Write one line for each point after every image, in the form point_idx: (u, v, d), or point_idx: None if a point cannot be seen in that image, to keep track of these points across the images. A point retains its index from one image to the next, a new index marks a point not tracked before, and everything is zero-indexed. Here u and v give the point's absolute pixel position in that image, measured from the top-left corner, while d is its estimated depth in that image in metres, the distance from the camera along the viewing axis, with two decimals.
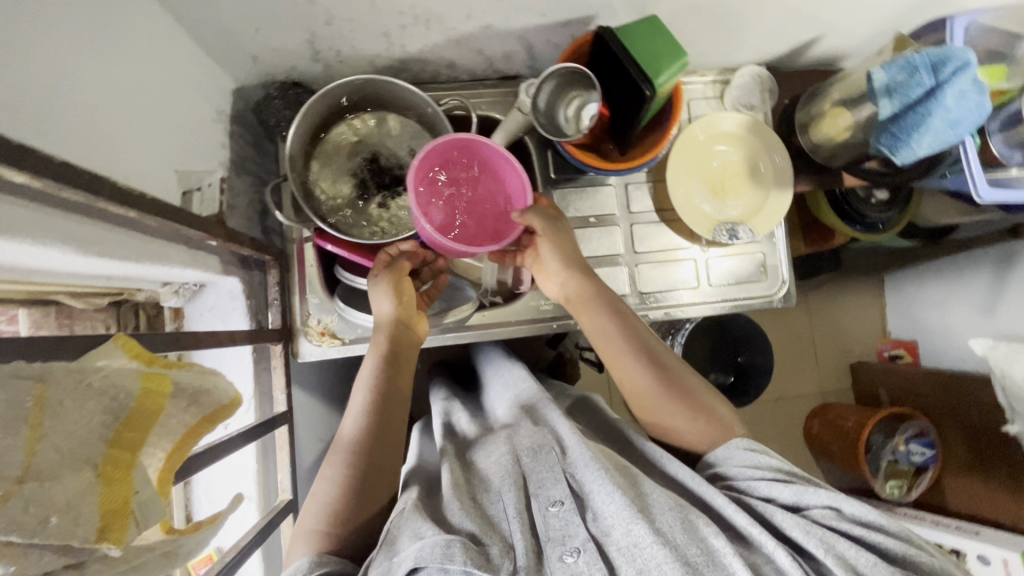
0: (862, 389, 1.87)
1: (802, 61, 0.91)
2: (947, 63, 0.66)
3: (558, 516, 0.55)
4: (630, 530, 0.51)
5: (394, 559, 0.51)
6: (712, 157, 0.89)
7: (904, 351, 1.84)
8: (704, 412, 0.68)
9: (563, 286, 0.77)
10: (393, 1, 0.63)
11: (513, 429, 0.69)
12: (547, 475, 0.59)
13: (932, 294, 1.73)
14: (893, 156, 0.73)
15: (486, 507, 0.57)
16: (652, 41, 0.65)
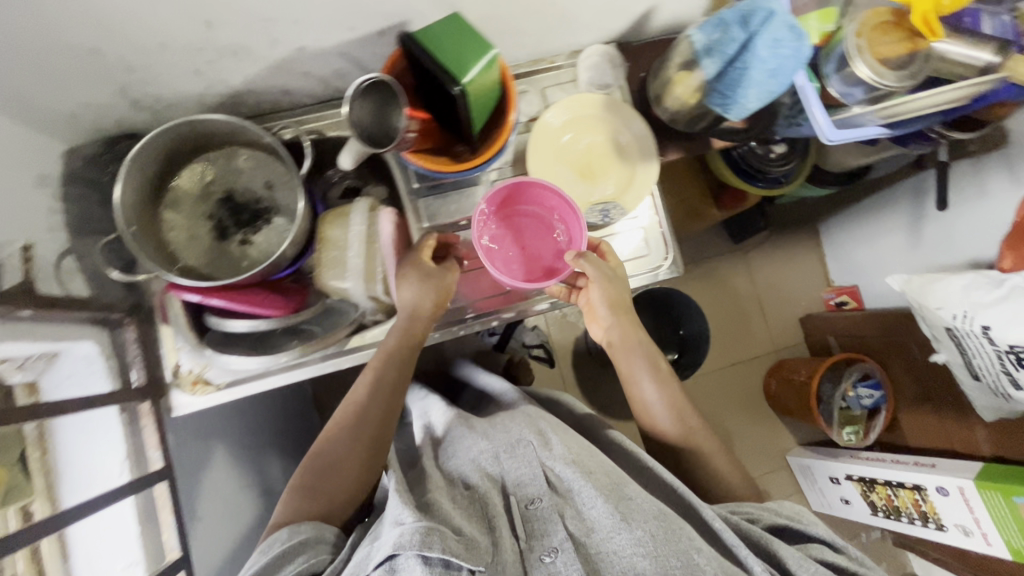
0: (814, 340, 1.88)
1: (649, 31, 0.92)
2: (754, 14, 0.67)
3: (539, 514, 0.67)
4: (610, 537, 0.63)
5: (377, 544, 0.60)
6: (575, 142, 0.88)
7: (848, 298, 1.80)
8: (685, 428, 0.84)
9: (607, 330, 0.88)
10: (185, 39, 0.62)
11: (496, 434, 0.81)
12: (526, 470, 0.73)
13: (861, 236, 1.74)
14: (727, 113, 0.73)
15: (466, 507, 0.69)
16: (456, 40, 0.65)
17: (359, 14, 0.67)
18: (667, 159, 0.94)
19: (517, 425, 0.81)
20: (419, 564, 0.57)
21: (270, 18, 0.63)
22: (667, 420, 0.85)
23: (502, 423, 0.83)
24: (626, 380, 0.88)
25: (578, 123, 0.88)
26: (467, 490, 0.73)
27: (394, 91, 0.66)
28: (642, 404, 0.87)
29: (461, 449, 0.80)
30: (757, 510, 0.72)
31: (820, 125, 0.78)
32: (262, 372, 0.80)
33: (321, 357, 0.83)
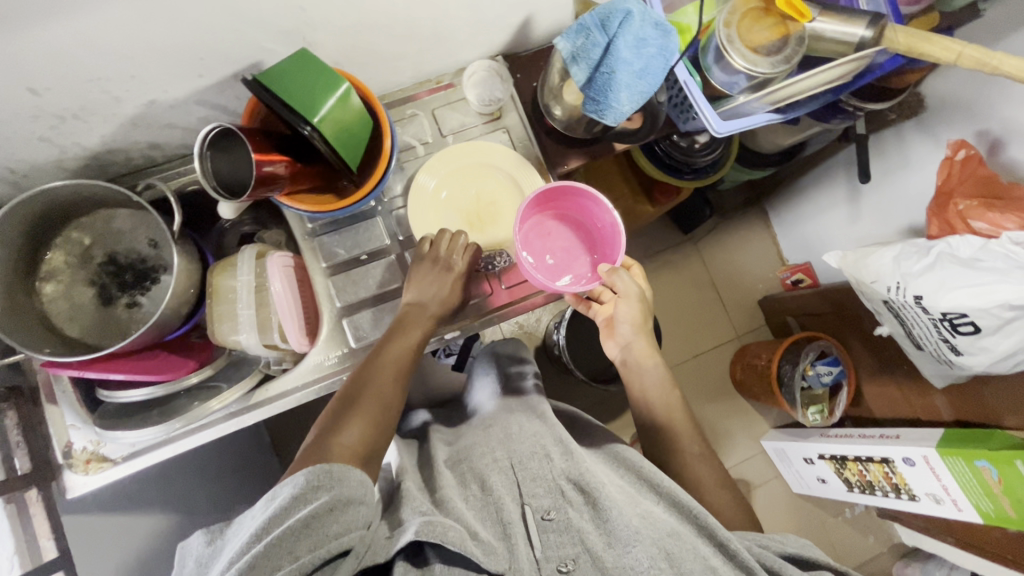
0: (774, 322, 1.87)
1: (535, 41, 0.90)
2: (612, 16, 0.65)
3: (553, 528, 0.64)
4: (630, 551, 0.60)
5: (396, 534, 0.57)
6: (461, 192, 0.86)
7: (802, 275, 1.77)
8: (698, 454, 0.80)
9: (624, 345, 0.85)
10: (13, 108, 0.59)
11: (514, 435, 0.80)
12: (541, 485, 0.69)
13: (805, 213, 1.74)
14: (603, 118, 0.71)
15: (481, 513, 0.67)
16: (303, 77, 0.62)
17: (204, 61, 0.64)
18: (571, 167, 0.92)
19: (529, 428, 0.80)
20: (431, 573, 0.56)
21: (102, 76, 0.60)
22: (679, 444, 0.81)
23: (516, 426, 0.81)
24: (635, 393, 0.85)
25: (462, 173, 0.86)
26: (481, 492, 0.70)
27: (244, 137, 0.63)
28: (656, 416, 0.83)
29: (474, 459, 0.76)
30: (772, 541, 0.67)
31: (707, 117, 0.75)
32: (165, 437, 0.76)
33: (227, 412, 0.79)
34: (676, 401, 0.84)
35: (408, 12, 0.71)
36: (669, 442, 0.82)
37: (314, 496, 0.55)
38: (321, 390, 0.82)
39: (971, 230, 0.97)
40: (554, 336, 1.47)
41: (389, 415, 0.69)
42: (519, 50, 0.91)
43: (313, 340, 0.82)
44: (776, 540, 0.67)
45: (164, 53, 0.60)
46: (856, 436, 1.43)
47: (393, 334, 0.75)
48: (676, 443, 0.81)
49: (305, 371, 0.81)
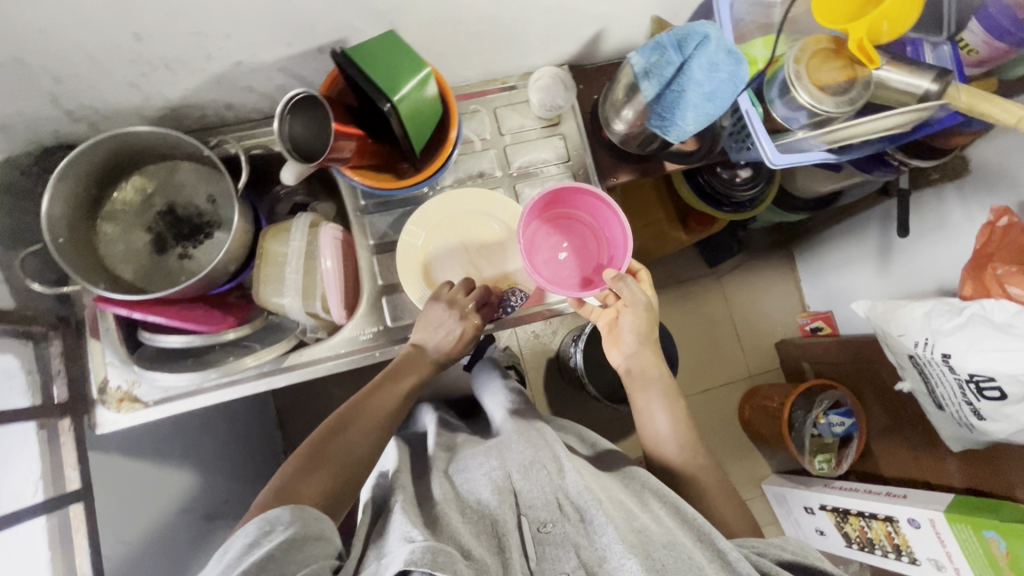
0: (789, 366, 1.86)
1: (603, 55, 0.93)
2: (688, 38, 0.67)
3: (549, 538, 0.66)
4: (623, 564, 0.61)
5: (383, 561, 0.58)
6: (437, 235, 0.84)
7: (824, 323, 1.78)
8: (705, 474, 0.80)
9: (628, 356, 0.85)
10: (114, 51, 0.62)
11: (506, 446, 0.79)
12: (537, 495, 0.70)
13: (833, 262, 1.74)
14: (666, 135, 0.73)
15: (474, 520, 0.67)
16: (388, 57, 0.64)
17: (296, 29, 0.67)
18: (619, 180, 0.94)
19: (532, 442, 0.79)
20: None
21: (202, 31, 0.63)
22: (687, 467, 0.81)
23: (513, 442, 0.79)
24: (642, 409, 0.85)
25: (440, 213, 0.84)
26: (477, 500, 0.71)
27: (324, 107, 0.66)
28: (658, 438, 0.83)
29: (471, 469, 0.76)
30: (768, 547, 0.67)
31: (765, 148, 0.78)
32: (198, 387, 0.78)
33: (258, 372, 0.80)
34: (677, 418, 0.83)
35: (492, 11, 0.74)
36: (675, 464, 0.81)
37: (273, 529, 0.54)
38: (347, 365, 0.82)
39: (1006, 295, 0.95)
40: (571, 349, 1.47)
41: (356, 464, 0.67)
42: (585, 62, 0.93)
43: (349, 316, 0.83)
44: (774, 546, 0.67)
45: (262, 17, 0.63)
46: (861, 491, 1.42)
47: (377, 388, 0.75)
48: (682, 466, 0.81)
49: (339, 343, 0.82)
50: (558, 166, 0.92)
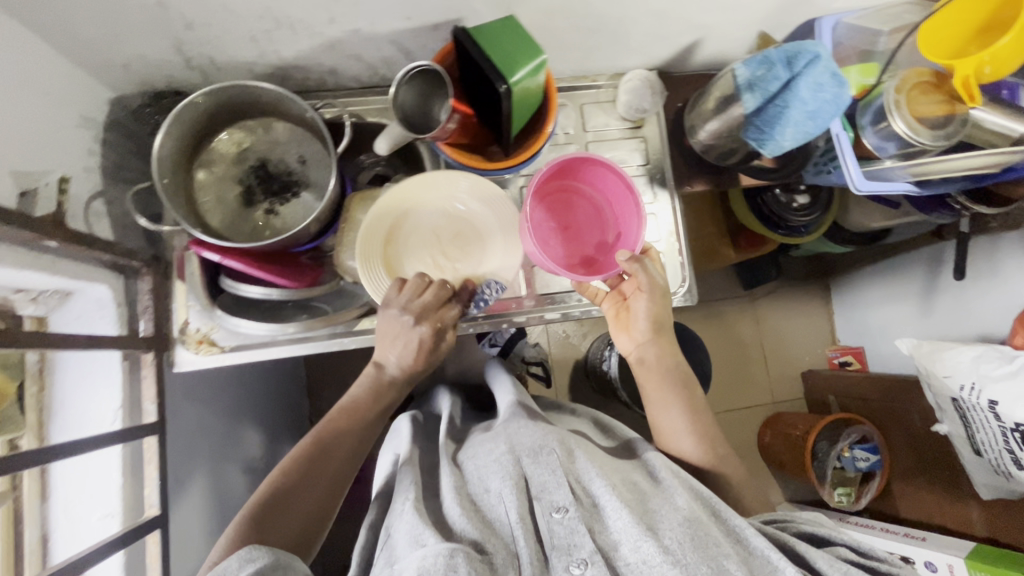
0: (813, 397, 1.86)
1: (692, 65, 0.94)
2: (800, 56, 0.68)
3: (562, 522, 0.59)
4: (640, 546, 0.55)
5: (397, 566, 0.57)
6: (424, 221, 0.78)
7: (853, 359, 1.82)
8: (723, 463, 0.75)
9: (640, 347, 0.81)
10: (247, 5, 0.64)
11: (512, 428, 0.73)
12: (549, 477, 0.63)
13: (872, 298, 1.74)
14: (762, 149, 0.74)
15: (487, 512, 0.62)
16: (508, 40, 0.66)
17: (419, 4, 0.69)
18: (693, 189, 0.95)
19: (540, 426, 0.72)
20: None
21: None
22: (703, 458, 0.75)
23: (518, 426, 0.72)
24: (652, 399, 0.80)
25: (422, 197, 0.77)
26: (484, 489, 0.64)
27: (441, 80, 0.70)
28: (673, 432, 0.77)
29: (475, 451, 0.71)
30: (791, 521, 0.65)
31: (851, 173, 0.79)
32: (270, 340, 0.80)
33: (329, 333, 0.82)
34: (689, 406, 0.78)
35: (602, 7, 0.75)
36: (693, 457, 0.75)
37: None
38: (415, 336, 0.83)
39: None
40: (604, 352, 1.48)
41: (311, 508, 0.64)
42: (673, 70, 0.95)
43: None
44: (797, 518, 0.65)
45: None
46: (879, 529, 1.42)
47: (337, 413, 0.72)
48: (701, 458, 0.75)
49: None
50: (636, 168, 0.93)
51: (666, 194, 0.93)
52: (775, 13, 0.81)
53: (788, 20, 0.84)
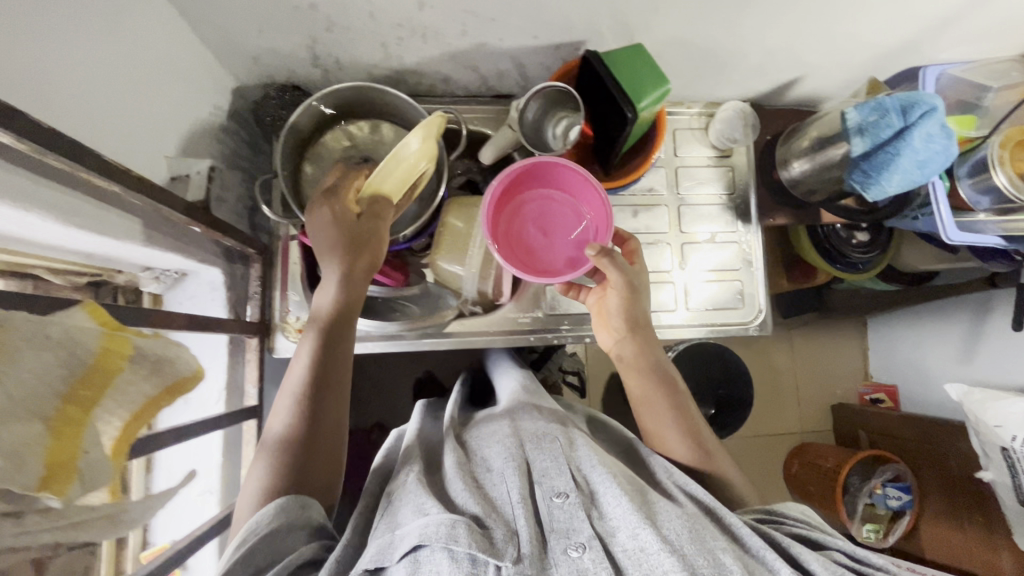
0: (841, 429, 1.79)
1: (784, 99, 0.96)
2: (915, 106, 0.69)
3: (562, 508, 0.55)
4: (636, 534, 0.51)
5: (397, 532, 0.52)
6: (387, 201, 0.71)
7: (884, 396, 1.76)
8: (716, 459, 0.68)
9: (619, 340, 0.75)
10: (391, 13, 0.67)
11: (519, 419, 0.71)
12: (550, 463, 0.60)
13: (905, 334, 1.70)
14: (865, 192, 0.76)
15: (489, 493, 0.58)
16: (636, 67, 0.68)
17: (548, 24, 0.71)
18: (775, 222, 0.96)
19: (546, 419, 0.70)
20: (444, 558, 0.49)
21: (475, 11, 0.67)
22: (693, 459, 0.67)
23: (529, 421, 0.70)
24: (638, 399, 0.72)
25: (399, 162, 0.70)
26: (487, 468, 0.62)
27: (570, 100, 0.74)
28: (662, 439, 0.69)
29: (482, 439, 0.68)
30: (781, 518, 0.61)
31: (943, 223, 0.79)
32: (362, 334, 0.83)
33: (416, 334, 0.85)
34: (673, 406, 0.70)
35: (719, 40, 0.77)
36: (684, 463, 0.67)
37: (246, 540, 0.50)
38: (501, 342, 0.86)
39: None
40: None
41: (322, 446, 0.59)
42: (765, 103, 0.97)
43: (513, 296, 0.86)
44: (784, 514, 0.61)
45: (532, 7, 0.67)
46: None
47: (297, 415, 0.59)
48: (691, 459, 0.67)
49: (497, 320, 0.86)
50: (722, 197, 0.95)
51: (751, 228, 0.95)
52: (880, 59, 0.83)
53: (890, 66, 0.86)
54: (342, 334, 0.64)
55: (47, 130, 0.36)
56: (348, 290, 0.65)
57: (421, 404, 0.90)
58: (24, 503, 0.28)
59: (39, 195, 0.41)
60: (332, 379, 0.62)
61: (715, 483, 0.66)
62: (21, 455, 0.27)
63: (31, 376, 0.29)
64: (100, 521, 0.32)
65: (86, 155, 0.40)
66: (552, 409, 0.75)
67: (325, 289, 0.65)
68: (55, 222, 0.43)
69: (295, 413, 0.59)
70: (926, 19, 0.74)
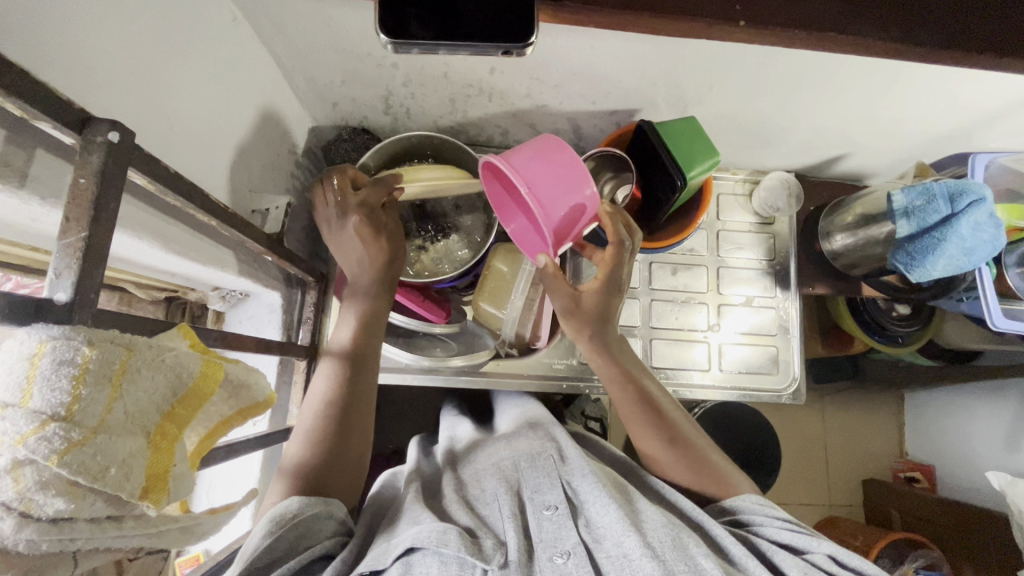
0: (873, 511, 1.51)
1: (829, 172, 0.98)
2: (963, 195, 0.70)
3: (551, 520, 0.57)
4: (622, 540, 0.53)
5: (392, 540, 0.53)
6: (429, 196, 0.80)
7: (920, 475, 1.48)
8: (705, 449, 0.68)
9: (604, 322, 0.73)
10: (464, 74, 0.73)
11: (512, 438, 0.74)
12: (544, 480, 0.62)
13: (951, 410, 1.44)
14: (909, 272, 0.77)
15: (480, 511, 0.60)
16: (689, 140, 0.72)
17: (606, 93, 0.76)
18: (815, 292, 0.97)
19: (538, 434, 0.72)
20: (434, 564, 0.50)
21: (541, 78, 0.73)
22: (686, 463, 0.67)
23: (524, 439, 0.72)
24: (631, 420, 0.70)
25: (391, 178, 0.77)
26: (480, 489, 0.63)
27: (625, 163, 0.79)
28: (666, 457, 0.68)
29: (476, 462, 0.70)
30: (748, 507, 0.62)
31: (990, 309, 0.77)
32: (402, 367, 0.85)
33: (454, 370, 0.86)
34: (665, 422, 0.68)
35: (768, 116, 0.80)
36: (683, 473, 0.67)
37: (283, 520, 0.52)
38: (535, 386, 0.88)
39: None
40: None
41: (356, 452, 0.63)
42: (809, 174, 0.99)
43: (549, 342, 0.89)
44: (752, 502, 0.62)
45: (593, 76, 0.73)
46: None
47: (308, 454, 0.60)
48: (686, 464, 0.67)
49: (531, 363, 0.88)
50: (762, 263, 0.97)
51: (789, 295, 0.96)
52: (927, 144, 0.85)
53: (938, 149, 0.88)
54: (359, 364, 0.66)
55: (175, 176, 0.41)
56: (365, 327, 0.68)
57: (417, 440, 0.90)
58: (124, 509, 0.31)
59: (141, 216, 0.46)
60: (348, 415, 0.63)
61: (705, 469, 0.66)
62: (128, 466, 0.30)
63: (146, 395, 0.32)
64: (174, 532, 0.35)
65: (197, 193, 0.45)
66: (543, 423, 0.76)
67: (342, 327, 0.69)
68: (152, 243, 0.48)
69: (310, 446, 0.60)
70: (977, 112, 0.77)
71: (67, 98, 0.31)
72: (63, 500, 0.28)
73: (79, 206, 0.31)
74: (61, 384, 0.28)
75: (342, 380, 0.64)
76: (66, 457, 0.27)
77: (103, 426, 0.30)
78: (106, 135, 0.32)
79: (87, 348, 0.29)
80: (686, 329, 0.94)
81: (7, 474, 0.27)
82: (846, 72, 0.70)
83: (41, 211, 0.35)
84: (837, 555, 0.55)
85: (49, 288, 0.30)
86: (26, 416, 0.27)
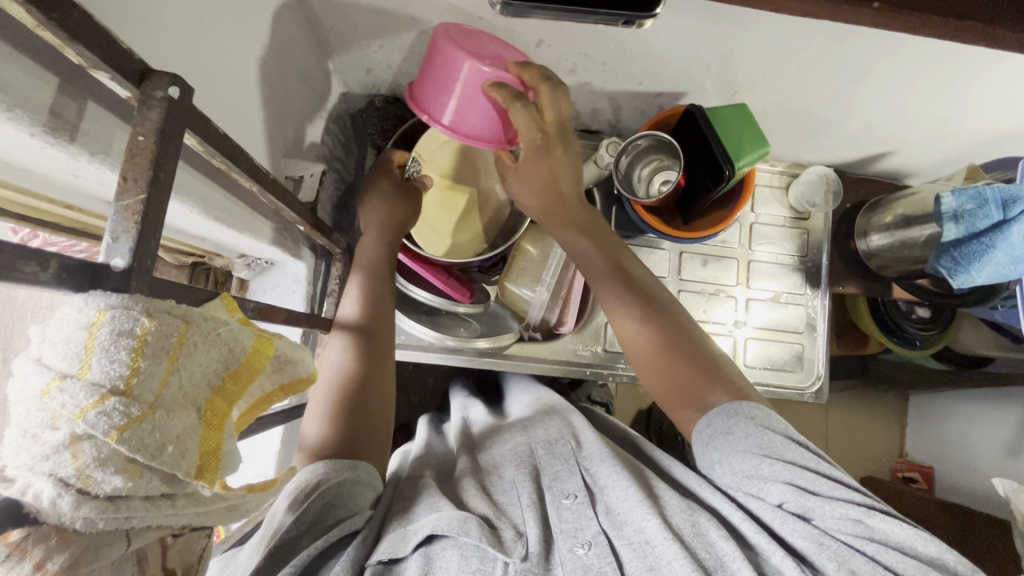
0: None
1: (866, 170, 0.96)
2: (1018, 201, 0.66)
3: (571, 509, 0.56)
4: (643, 526, 0.52)
5: (410, 527, 0.52)
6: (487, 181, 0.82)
7: (918, 476, 1.46)
8: (711, 356, 0.62)
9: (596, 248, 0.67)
10: (509, 46, 0.70)
11: (528, 422, 0.73)
12: (562, 467, 0.61)
13: (951, 415, 1.43)
14: (952, 278, 0.76)
15: (498, 499, 0.58)
16: (739, 127, 0.70)
17: (654, 74, 0.74)
18: (843, 290, 0.96)
19: (555, 420, 0.71)
20: (456, 556, 0.50)
21: (590, 53, 0.70)
22: (690, 374, 0.61)
23: (538, 424, 0.71)
24: (631, 348, 0.64)
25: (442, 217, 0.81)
26: (497, 476, 0.63)
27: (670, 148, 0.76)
28: (668, 368, 0.61)
29: (494, 444, 0.69)
30: (747, 437, 0.54)
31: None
32: (426, 345, 0.84)
33: (477, 352, 0.85)
34: (663, 337, 0.63)
35: (817, 107, 0.78)
36: (682, 382, 0.61)
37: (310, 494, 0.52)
38: (557, 370, 0.87)
39: None
40: None
41: (375, 414, 0.63)
42: (847, 170, 0.97)
43: (573, 328, 0.86)
44: (752, 425, 0.54)
45: (644, 56, 0.70)
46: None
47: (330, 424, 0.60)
48: (688, 374, 0.61)
49: (555, 349, 0.86)
50: (793, 258, 0.95)
51: (817, 293, 0.94)
52: (975, 146, 0.83)
53: (984, 153, 0.85)
54: (374, 336, 0.68)
55: (224, 139, 0.39)
56: (371, 294, 0.69)
57: (428, 418, 0.90)
58: (179, 487, 0.30)
59: (182, 177, 0.44)
60: (369, 378, 0.64)
61: (705, 373, 0.61)
62: (184, 443, 0.28)
63: (200, 369, 0.30)
64: (221, 510, 0.33)
65: (243, 157, 0.43)
66: (558, 408, 0.76)
67: (348, 300, 0.70)
68: (191, 207, 0.46)
69: (327, 424, 0.60)
70: None
71: (127, 47, 0.28)
72: (121, 478, 0.26)
73: (137, 164, 0.29)
74: (119, 356, 0.26)
75: (359, 354, 0.66)
76: (125, 433, 0.26)
77: (159, 402, 0.28)
78: (166, 90, 0.30)
79: (146, 319, 0.27)
80: (710, 321, 0.92)
81: (65, 449, 0.25)
82: (908, 67, 0.67)
83: (89, 167, 0.33)
84: (857, 517, 0.48)
85: (105, 252, 0.28)
86: (85, 389, 0.25)
